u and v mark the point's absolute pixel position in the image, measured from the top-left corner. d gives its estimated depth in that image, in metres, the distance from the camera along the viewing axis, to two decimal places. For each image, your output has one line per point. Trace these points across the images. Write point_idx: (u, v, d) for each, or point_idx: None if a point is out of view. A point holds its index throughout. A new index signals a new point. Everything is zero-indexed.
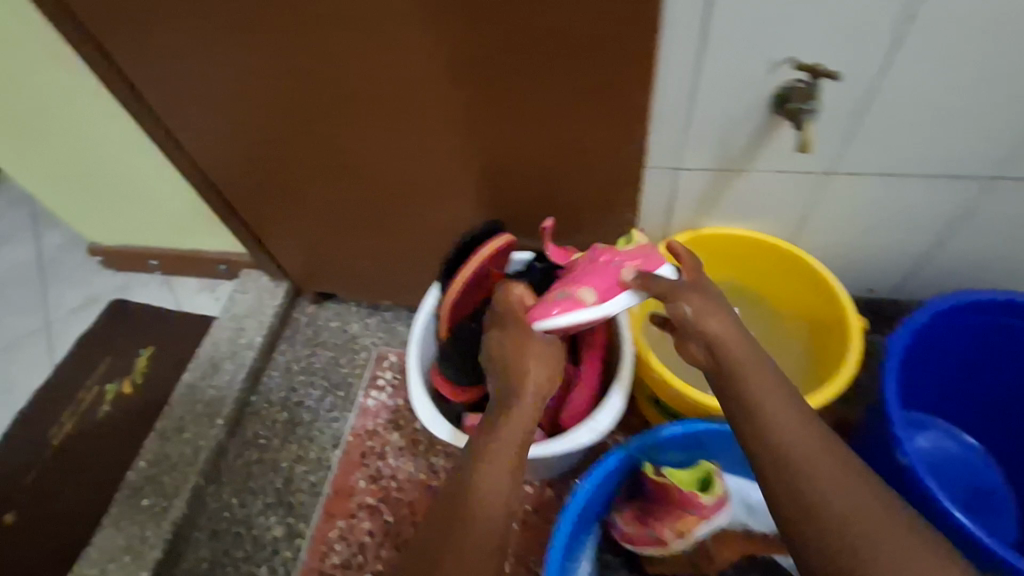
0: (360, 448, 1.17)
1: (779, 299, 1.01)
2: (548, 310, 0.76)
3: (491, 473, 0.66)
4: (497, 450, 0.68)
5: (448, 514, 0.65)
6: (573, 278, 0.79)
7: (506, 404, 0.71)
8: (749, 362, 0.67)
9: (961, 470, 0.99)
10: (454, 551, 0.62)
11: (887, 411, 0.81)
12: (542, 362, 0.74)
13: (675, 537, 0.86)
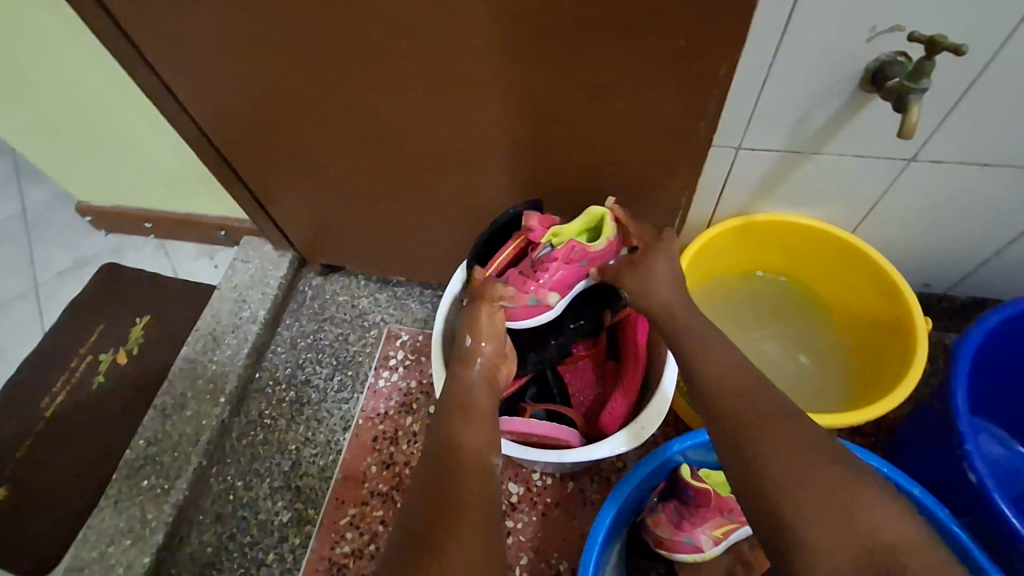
0: (371, 432, 1.11)
1: (830, 289, 0.95)
2: (530, 314, 0.78)
3: (468, 436, 0.64)
4: (467, 417, 0.66)
5: (439, 494, 0.58)
6: (553, 278, 0.76)
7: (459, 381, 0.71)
8: None
9: (1010, 478, 0.90)
10: (465, 511, 0.56)
11: (956, 420, 0.73)
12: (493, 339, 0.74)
13: (710, 543, 0.80)
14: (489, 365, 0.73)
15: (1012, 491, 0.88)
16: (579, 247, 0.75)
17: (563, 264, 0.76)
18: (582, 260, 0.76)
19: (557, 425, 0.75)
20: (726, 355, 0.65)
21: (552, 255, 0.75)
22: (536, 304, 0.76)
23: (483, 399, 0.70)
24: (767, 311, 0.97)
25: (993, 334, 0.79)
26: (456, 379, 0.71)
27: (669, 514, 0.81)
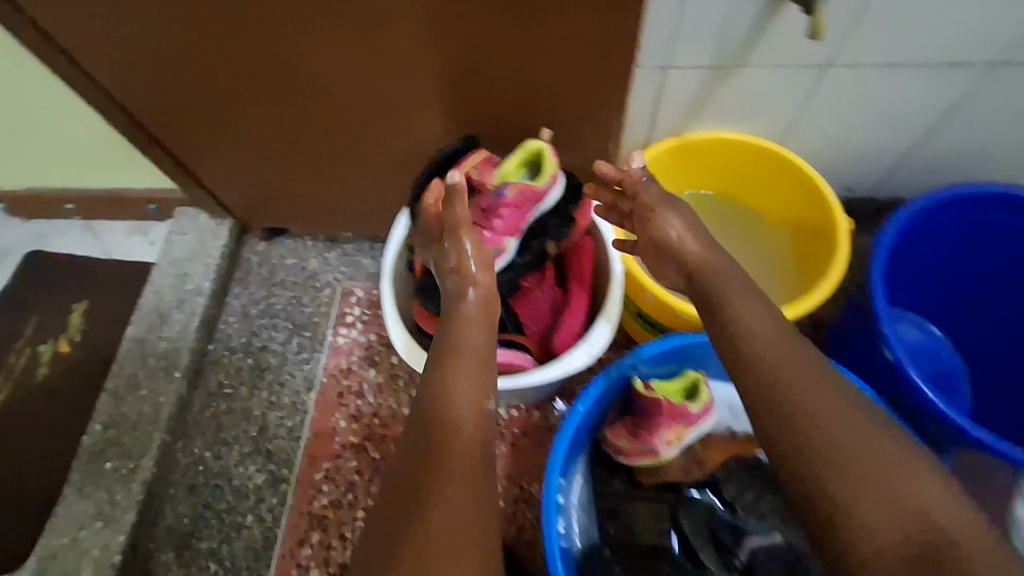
0: (336, 388, 1.12)
1: (765, 204, 0.99)
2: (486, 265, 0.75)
3: (458, 374, 0.62)
4: (460, 354, 0.64)
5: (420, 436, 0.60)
6: (505, 227, 0.73)
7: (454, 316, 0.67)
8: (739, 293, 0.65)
9: (928, 357, 1.00)
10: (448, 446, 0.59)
11: (875, 307, 0.79)
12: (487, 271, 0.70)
13: (667, 446, 0.85)
14: (485, 296, 0.68)
15: (931, 369, 0.98)
16: (527, 193, 0.72)
17: (514, 211, 0.73)
18: (533, 204, 0.73)
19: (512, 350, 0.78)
20: (750, 304, 0.64)
21: (501, 203, 0.72)
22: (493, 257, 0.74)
23: (479, 336, 0.66)
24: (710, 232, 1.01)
25: (909, 229, 0.86)
26: (457, 315, 0.67)
27: (626, 425, 0.87)
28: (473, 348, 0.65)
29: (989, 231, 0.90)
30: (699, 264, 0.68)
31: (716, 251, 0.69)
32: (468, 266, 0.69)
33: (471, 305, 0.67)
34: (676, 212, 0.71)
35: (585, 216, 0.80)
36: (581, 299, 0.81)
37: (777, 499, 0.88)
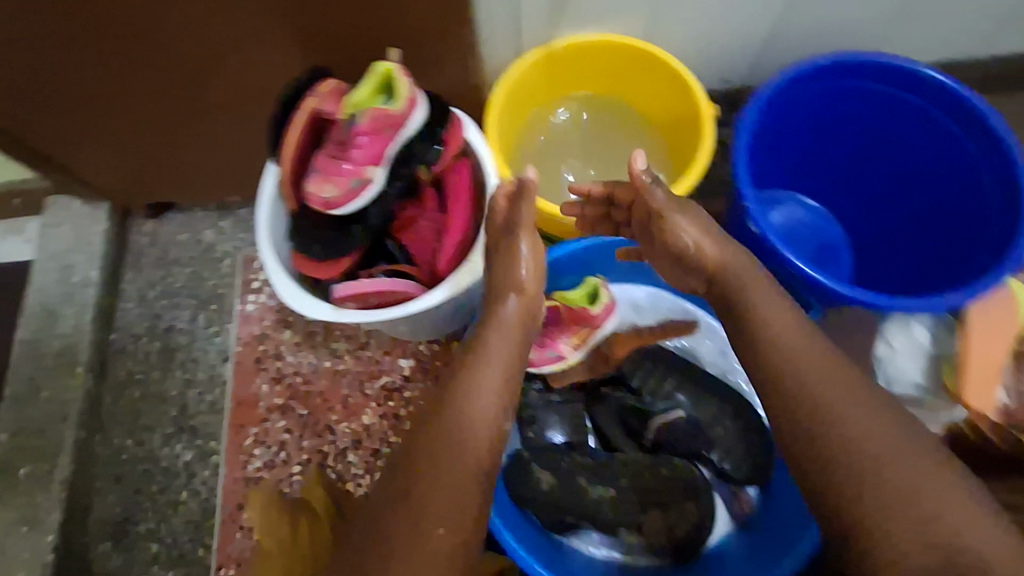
0: (252, 354, 1.10)
1: (637, 102, 0.96)
2: (352, 196, 0.72)
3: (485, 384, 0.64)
4: (493, 367, 0.65)
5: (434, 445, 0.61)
6: (365, 154, 0.71)
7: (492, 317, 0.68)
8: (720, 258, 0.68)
9: (809, 232, 1.01)
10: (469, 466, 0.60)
11: (739, 188, 0.81)
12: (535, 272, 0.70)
13: (573, 350, 0.91)
14: (527, 304, 0.69)
15: (813, 244, 1.00)
16: (381, 116, 0.69)
17: (371, 137, 0.70)
18: (395, 127, 0.71)
19: (391, 279, 0.75)
20: (764, 295, 0.66)
21: (357, 131, 0.70)
22: (357, 186, 0.71)
23: (515, 347, 0.67)
24: (585, 139, 0.98)
25: (767, 115, 0.85)
26: (496, 320, 0.68)
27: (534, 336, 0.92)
28: (504, 358, 0.66)
29: (846, 100, 0.90)
30: (721, 269, 0.69)
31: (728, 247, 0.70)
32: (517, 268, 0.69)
33: (512, 312, 0.68)
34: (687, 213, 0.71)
35: (455, 135, 0.77)
36: (461, 215, 0.79)
37: (684, 378, 0.91)
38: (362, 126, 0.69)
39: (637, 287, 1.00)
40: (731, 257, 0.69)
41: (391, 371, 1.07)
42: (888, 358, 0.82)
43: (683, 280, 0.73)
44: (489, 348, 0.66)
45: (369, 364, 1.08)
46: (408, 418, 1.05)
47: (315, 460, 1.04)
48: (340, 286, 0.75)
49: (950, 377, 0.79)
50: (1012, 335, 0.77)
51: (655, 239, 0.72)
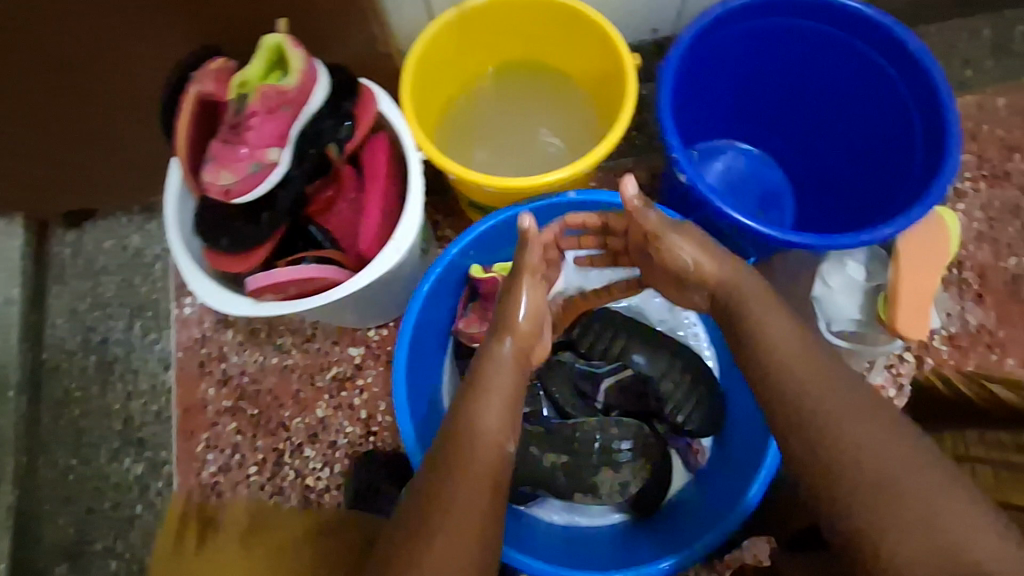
0: (195, 359, 1.06)
1: (563, 62, 0.91)
2: (253, 183, 0.67)
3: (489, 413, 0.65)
4: (491, 399, 0.66)
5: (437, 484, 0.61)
6: (261, 137, 0.66)
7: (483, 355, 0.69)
8: (737, 281, 0.65)
9: (750, 180, 1.03)
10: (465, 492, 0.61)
11: (666, 141, 0.79)
12: (532, 309, 0.71)
13: None
14: (522, 341, 0.70)
15: (754, 192, 1.02)
16: (271, 93, 0.66)
17: (264, 117, 0.66)
18: (293, 105, 0.68)
19: (310, 266, 0.71)
20: (768, 309, 0.63)
21: (247, 112, 0.66)
22: (257, 170, 0.67)
23: (516, 378, 0.69)
24: (517, 104, 0.94)
25: (687, 65, 0.84)
26: (490, 358, 0.69)
27: (475, 310, 0.91)
28: (502, 391, 0.67)
29: (767, 44, 0.89)
30: (723, 286, 0.66)
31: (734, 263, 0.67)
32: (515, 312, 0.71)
33: (507, 351, 0.69)
34: (689, 233, 0.68)
35: (364, 107, 0.74)
36: (378, 194, 0.75)
37: (633, 336, 0.90)
38: (253, 106, 0.66)
39: None
40: (739, 274, 0.66)
41: (341, 361, 1.04)
42: (825, 296, 0.83)
43: (685, 295, 0.71)
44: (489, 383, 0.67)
45: (317, 356, 1.05)
46: (363, 406, 1.02)
47: (271, 458, 1.01)
48: (255, 280, 0.70)
49: (882, 308, 0.79)
50: (940, 266, 0.78)
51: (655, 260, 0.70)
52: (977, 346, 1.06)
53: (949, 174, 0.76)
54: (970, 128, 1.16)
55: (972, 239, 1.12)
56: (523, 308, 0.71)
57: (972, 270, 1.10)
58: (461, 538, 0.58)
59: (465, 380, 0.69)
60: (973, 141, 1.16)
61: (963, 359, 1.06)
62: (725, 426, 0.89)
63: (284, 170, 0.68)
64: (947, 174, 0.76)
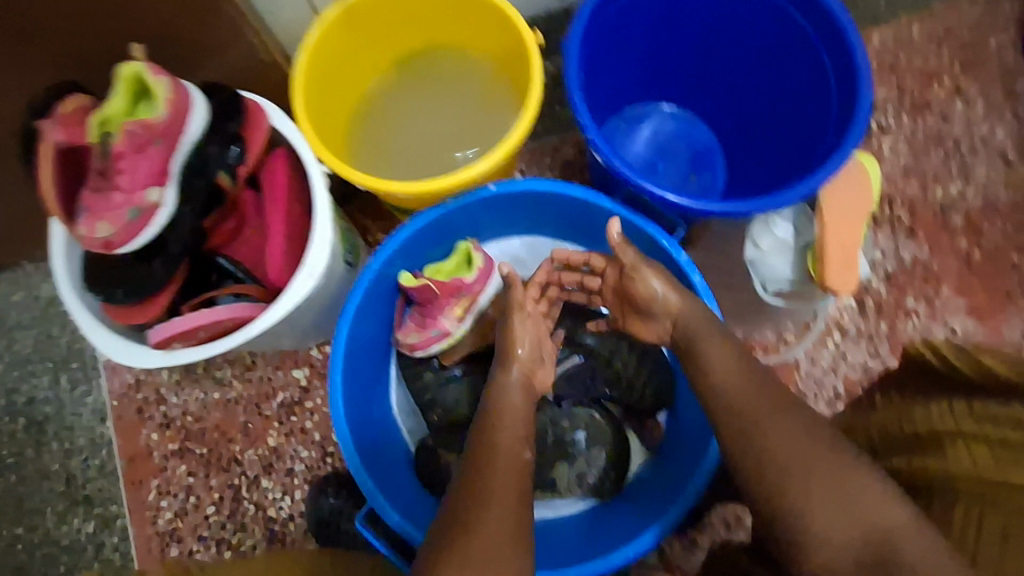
0: (132, 405, 1.01)
1: (467, 47, 0.86)
2: (137, 229, 0.62)
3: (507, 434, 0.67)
4: (505, 422, 0.68)
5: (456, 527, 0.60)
6: (135, 179, 0.60)
7: (495, 380, 0.73)
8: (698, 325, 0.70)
9: (680, 143, 1.02)
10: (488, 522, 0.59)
11: (578, 120, 0.76)
12: (530, 337, 0.76)
13: (457, 322, 0.87)
14: (526, 364, 0.74)
15: (686, 154, 1.01)
16: (137, 129, 0.59)
17: (135, 158, 0.60)
18: (168, 139, 0.62)
19: (217, 309, 0.67)
20: (714, 347, 0.68)
21: (114, 154, 0.59)
22: (138, 217, 0.61)
23: (524, 401, 0.71)
24: (430, 98, 0.89)
25: (588, 36, 0.81)
26: (503, 385, 0.72)
27: (414, 320, 0.88)
28: (518, 414, 0.69)
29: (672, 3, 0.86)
30: (683, 316, 0.71)
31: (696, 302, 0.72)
32: (513, 338, 0.75)
33: (517, 377, 0.73)
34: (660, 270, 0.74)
35: (255, 126, 0.68)
36: (281, 218, 0.70)
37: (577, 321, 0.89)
38: (118, 147, 0.59)
39: (513, 239, 0.96)
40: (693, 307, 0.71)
41: (286, 385, 1.01)
42: (758, 259, 0.82)
43: (649, 326, 0.76)
44: (501, 411, 0.69)
45: (260, 384, 1.01)
46: (315, 429, 0.99)
47: (229, 495, 0.98)
48: (160, 330, 0.66)
49: (812, 263, 0.78)
50: (863, 218, 0.77)
51: (629, 294, 0.75)
52: (914, 280, 1.08)
53: (863, 118, 0.74)
54: (888, 62, 1.16)
55: (900, 173, 1.13)
56: (523, 336, 0.76)
57: (902, 206, 1.11)
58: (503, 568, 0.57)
59: (479, 408, 0.71)
60: (892, 75, 1.16)
61: (901, 295, 1.08)
62: (674, 400, 0.89)
63: (169, 210, 0.63)
64: (860, 120, 0.74)
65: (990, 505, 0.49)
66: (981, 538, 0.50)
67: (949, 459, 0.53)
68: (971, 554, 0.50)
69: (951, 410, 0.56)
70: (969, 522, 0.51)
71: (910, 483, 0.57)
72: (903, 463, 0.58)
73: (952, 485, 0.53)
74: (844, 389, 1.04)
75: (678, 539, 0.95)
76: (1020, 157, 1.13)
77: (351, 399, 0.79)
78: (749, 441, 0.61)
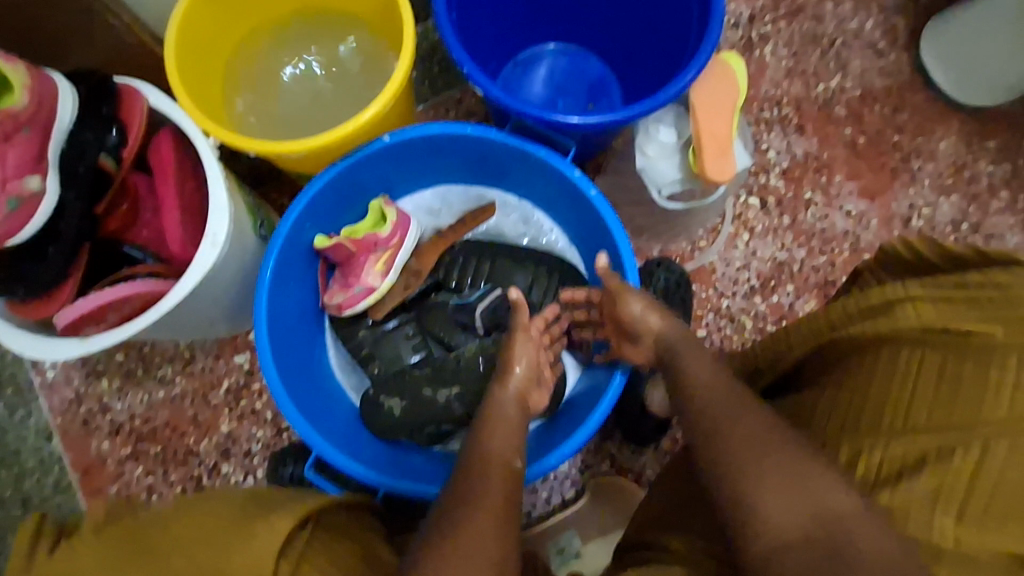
0: (77, 419, 1.00)
1: (340, 9, 0.87)
2: (20, 218, 0.62)
3: (497, 436, 0.70)
4: (500, 415, 0.73)
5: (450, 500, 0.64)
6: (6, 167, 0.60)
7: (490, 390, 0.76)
8: (679, 343, 0.75)
9: (575, 78, 1.06)
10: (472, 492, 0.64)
11: (454, 57, 0.80)
12: (532, 357, 0.78)
13: (381, 277, 0.89)
14: (524, 377, 0.76)
15: (582, 87, 1.06)
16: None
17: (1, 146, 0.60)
18: (37, 126, 0.62)
19: (118, 287, 0.67)
20: (693, 359, 0.72)
21: None
22: (18, 204, 0.61)
23: (519, 418, 0.74)
24: (321, 66, 0.90)
25: None
26: (500, 398, 0.74)
27: (338, 282, 0.91)
28: (506, 416, 0.73)
29: None
30: (667, 339, 0.76)
31: (671, 323, 0.77)
32: (517, 358, 0.77)
33: (518, 383, 0.76)
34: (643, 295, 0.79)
35: (130, 107, 0.69)
36: (175, 195, 0.72)
37: (497, 260, 0.93)
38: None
39: (425, 192, 0.99)
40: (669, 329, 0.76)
41: (230, 372, 1.02)
42: (648, 166, 0.87)
43: (637, 349, 0.80)
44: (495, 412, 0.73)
45: (203, 375, 1.02)
46: (265, 408, 1.01)
47: (191, 487, 0.99)
48: (61, 316, 0.66)
49: (693, 157, 0.84)
50: (732, 110, 0.82)
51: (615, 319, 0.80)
52: (807, 173, 1.16)
53: (718, 18, 0.79)
54: None
55: (784, 76, 1.20)
56: (522, 358, 0.77)
57: (788, 106, 1.18)
58: (488, 517, 0.62)
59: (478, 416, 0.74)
60: None
61: (798, 188, 1.15)
62: None
63: (51, 198, 0.64)
64: (717, 21, 0.79)
65: (930, 349, 0.56)
66: (919, 383, 0.55)
67: (896, 316, 0.58)
68: (906, 400, 0.56)
69: (903, 282, 0.60)
70: (911, 368, 0.56)
71: (861, 345, 0.61)
72: (856, 330, 0.61)
73: (899, 337, 0.58)
74: (757, 281, 1.11)
75: (626, 444, 1.01)
76: (890, 46, 1.21)
77: (282, 361, 0.82)
78: (692, 385, 0.69)
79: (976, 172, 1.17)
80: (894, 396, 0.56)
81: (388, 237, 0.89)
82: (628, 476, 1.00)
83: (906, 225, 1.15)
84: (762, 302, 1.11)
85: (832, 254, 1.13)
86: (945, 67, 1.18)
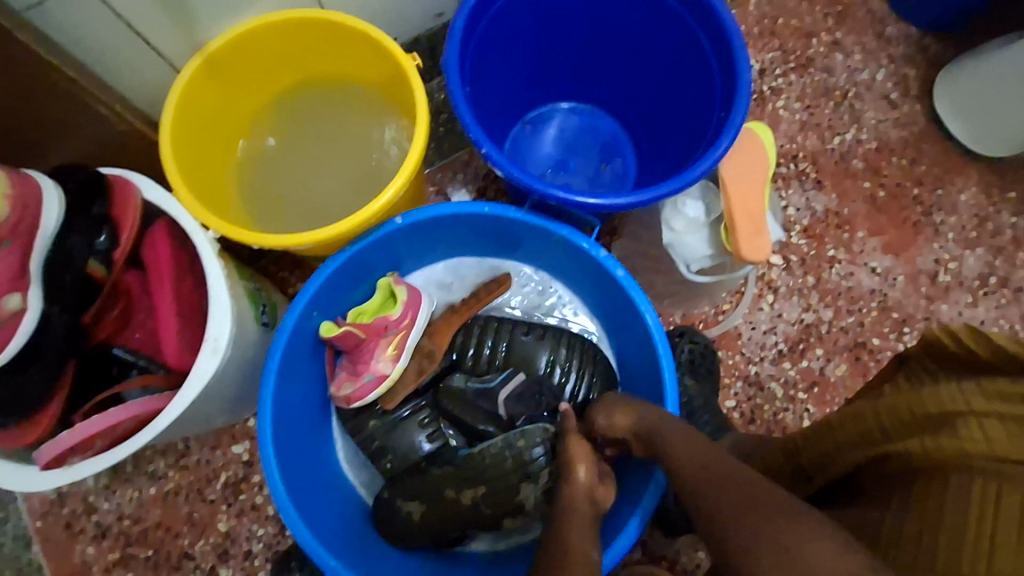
0: (60, 520, 0.92)
1: (345, 79, 0.83)
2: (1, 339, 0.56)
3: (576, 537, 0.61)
4: (563, 520, 0.63)
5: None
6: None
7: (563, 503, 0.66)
8: (669, 433, 0.65)
9: (586, 137, 1.02)
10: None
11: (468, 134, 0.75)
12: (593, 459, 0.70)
13: (393, 362, 0.82)
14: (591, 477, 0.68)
15: (593, 147, 1.01)
16: None
17: None
18: (20, 237, 0.56)
19: (108, 413, 0.61)
20: (675, 440, 0.64)
21: None
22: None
23: (593, 519, 0.65)
24: (322, 137, 0.85)
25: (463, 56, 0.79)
26: (570, 500, 0.66)
27: (347, 370, 0.84)
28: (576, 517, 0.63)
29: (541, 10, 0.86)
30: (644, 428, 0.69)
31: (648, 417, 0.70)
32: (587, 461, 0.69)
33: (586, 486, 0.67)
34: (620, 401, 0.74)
35: (122, 207, 0.63)
36: (172, 296, 0.65)
37: (516, 333, 0.88)
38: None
39: (437, 264, 0.94)
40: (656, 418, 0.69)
41: (228, 464, 0.94)
42: (676, 241, 0.83)
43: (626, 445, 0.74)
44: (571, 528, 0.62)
45: (199, 469, 0.94)
46: (267, 503, 0.93)
47: None
48: (43, 450, 0.60)
49: (726, 236, 0.79)
50: (763, 182, 0.79)
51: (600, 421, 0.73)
52: (829, 230, 1.12)
53: (744, 88, 0.75)
54: (767, 27, 1.20)
55: (798, 130, 1.17)
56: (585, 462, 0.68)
57: (805, 160, 1.15)
58: None
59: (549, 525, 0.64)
60: (773, 38, 1.20)
61: (821, 246, 1.11)
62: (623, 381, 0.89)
63: (34, 314, 0.58)
64: (743, 92, 0.75)
65: (1010, 481, 0.43)
66: (1000, 522, 0.42)
67: (957, 437, 0.46)
68: (987, 538, 0.42)
69: (959, 387, 0.49)
70: (987, 502, 0.43)
71: (923, 469, 0.48)
72: (914, 446, 0.49)
73: (965, 462, 0.45)
74: (785, 345, 1.06)
75: (657, 529, 0.95)
76: (903, 96, 1.19)
77: (285, 463, 0.75)
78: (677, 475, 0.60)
79: (1000, 224, 1.14)
80: (970, 538, 0.43)
81: (399, 318, 0.82)
82: (662, 565, 0.93)
83: (933, 280, 1.11)
84: (792, 367, 1.05)
85: (860, 313, 1.09)
86: (961, 119, 1.15)
